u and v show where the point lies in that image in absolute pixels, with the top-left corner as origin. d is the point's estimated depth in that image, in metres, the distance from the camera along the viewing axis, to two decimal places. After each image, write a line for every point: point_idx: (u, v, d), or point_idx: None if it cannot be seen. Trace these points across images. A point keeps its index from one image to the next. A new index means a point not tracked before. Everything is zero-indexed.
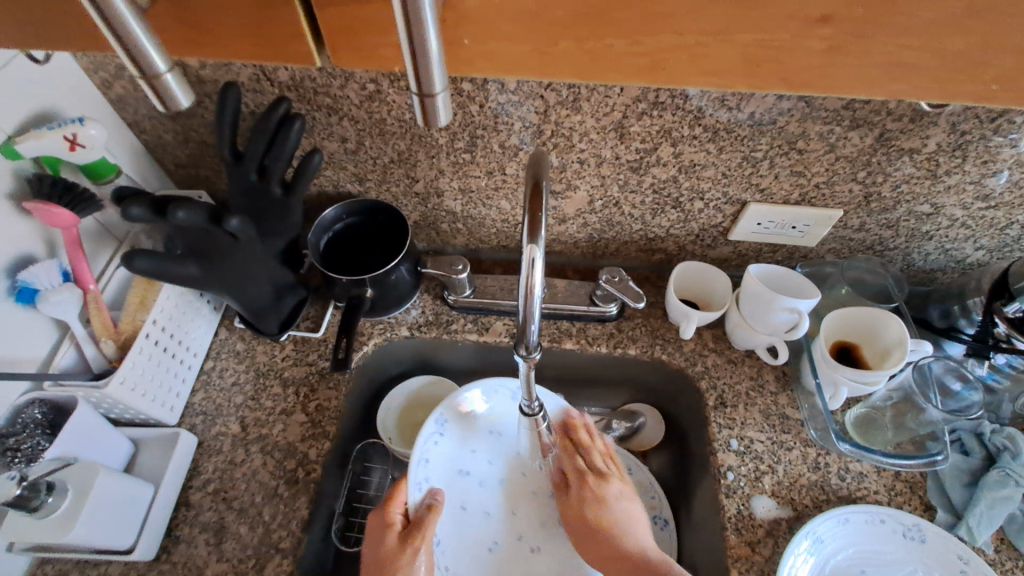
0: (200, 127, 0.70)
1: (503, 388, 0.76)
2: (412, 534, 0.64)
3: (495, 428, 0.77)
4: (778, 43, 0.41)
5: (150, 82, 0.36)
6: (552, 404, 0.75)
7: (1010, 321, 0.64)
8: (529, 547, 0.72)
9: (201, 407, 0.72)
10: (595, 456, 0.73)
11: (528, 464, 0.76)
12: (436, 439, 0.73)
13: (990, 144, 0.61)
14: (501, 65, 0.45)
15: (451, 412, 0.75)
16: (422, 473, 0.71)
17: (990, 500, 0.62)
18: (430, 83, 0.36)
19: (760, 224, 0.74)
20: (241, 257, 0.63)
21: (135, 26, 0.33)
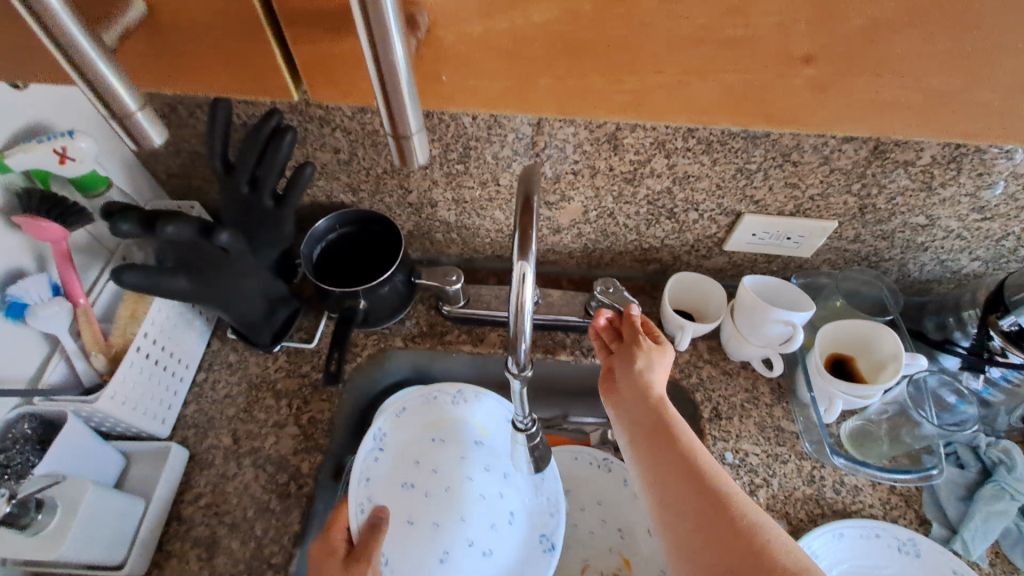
0: (193, 138, 0.70)
1: (443, 395, 0.79)
2: (358, 558, 0.61)
3: (438, 436, 0.78)
4: (757, 81, 0.45)
5: (119, 121, 0.36)
6: (493, 401, 0.79)
7: (1006, 335, 0.64)
8: (482, 553, 0.71)
9: (193, 420, 0.72)
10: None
11: (473, 468, 0.76)
12: (376, 454, 0.73)
13: (985, 157, 0.60)
14: (478, 99, 0.48)
15: (392, 426, 0.76)
16: (363, 491, 0.70)
17: (985, 514, 0.62)
18: (406, 124, 0.37)
19: (755, 235, 0.74)
20: (231, 270, 0.63)
21: (104, 69, 0.33)
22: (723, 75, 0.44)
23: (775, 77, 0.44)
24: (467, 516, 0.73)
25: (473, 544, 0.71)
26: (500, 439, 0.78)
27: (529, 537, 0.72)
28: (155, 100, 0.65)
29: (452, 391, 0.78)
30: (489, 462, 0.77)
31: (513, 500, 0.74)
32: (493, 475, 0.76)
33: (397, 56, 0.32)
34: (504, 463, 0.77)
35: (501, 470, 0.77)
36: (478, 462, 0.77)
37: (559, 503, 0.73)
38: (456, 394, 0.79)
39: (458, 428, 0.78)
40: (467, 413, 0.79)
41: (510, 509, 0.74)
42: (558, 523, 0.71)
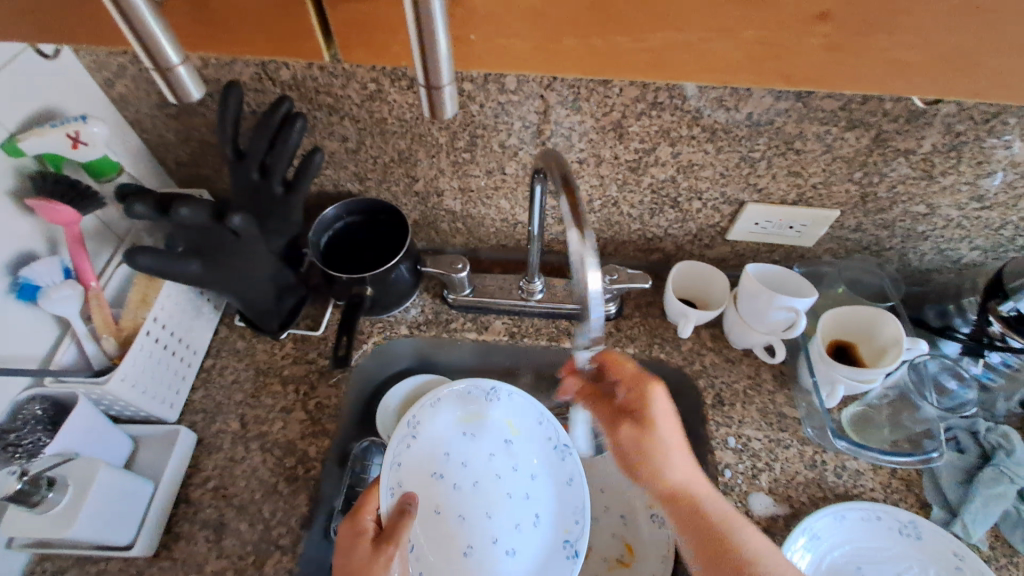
0: (202, 126, 0.71)
1: (475, 390, 0.79)
2: (387, 537, 0.61)
3: (469, 431, 0.79)
4: (777, 40, 0.44)
5: (163, 74, 0.37)
6: (526, 401, 0.78)
7: (1006, 321, 0.64)
8: (505, 550, 0.73)
9: (201, 405, 0.73)
10: (570, 454, 0.76)
11: (502, 467, 0.78)
12: (410, 441, 0.75)
13: (985, 145, 0.62)
14: (510, 62, 0.48)
15: (425, 416, 0.77)
16: (395, 475, 0.73)
17: (985, 496, 0.63)
18: (438, 74, 0.37)
19: (757, 224, 0.75)
20: (241, 254, 0.63)
21: (150, 21, 0.34)
22: (740, 34, 0.44)
23: (796, 34, 0.43)
24: (492, 514, 0.75)
25: (496, 543, 0.73)
26: (528, 441, 0.78)
27: (553, 542, 0.72)
28: None
29: (484, 387, 0.78)
30: (518, 462, 0.78)
31: (539, 503, 0.76)
32: (520, 475, 0.78)
33: (434, 13, 0.33)
34: (531, 464, 0.78)
35: (529, 471, 0.77)
36: (506, 463, 0.78)
37: (584, 511, 0.72)
38: (488, 391, 0.79)
39: (489, 425, 0.79)
40: (497, 412, 0.79)
41: (534, 512, 0.75)
42: (582, 530, 0.71)
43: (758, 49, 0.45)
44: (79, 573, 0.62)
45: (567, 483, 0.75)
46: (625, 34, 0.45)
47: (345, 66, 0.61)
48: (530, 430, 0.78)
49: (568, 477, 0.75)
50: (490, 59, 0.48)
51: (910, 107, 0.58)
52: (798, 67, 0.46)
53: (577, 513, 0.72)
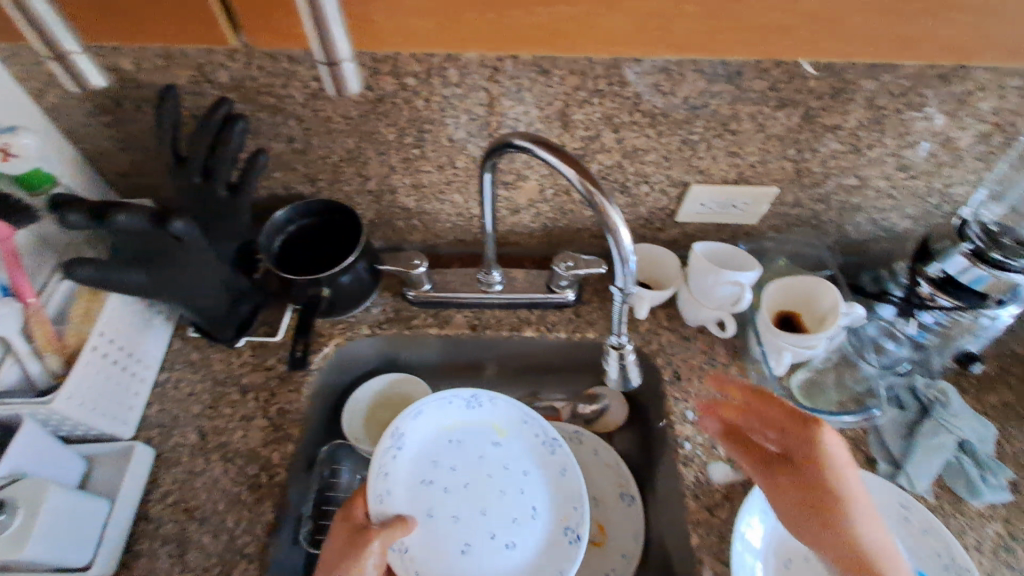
0: (142, 134, 0.69)
1: (457, 398, 0.77)
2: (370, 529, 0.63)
3: (455, 437, 0.77)
4: (575, 19, 0.55)
5: (62, 62, 0.47)
6: (509, 403, 0.78)
7: (934, 282, 0.68)
8: (504, 545, 0.71)
9: (157, 419, 0.71)
10: (561, 447, 0.75)
11: (493, 466, 0.76)
12: (395, 453, 0.73)
13: (905, 118, 0.66)
14: (406, 37, 0.57)
15: (408, 428, 0.75)
16: (382, 487, 0.71)
17: (924, 449, 0.67)
18: (336, 49, 0.42)
19: (703, 204, 0.77)
20: (188, 261, 0.62)
21: (41, 13, 0.44)
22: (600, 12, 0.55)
23: (584, 15, 0.54)
24: (488, 512, 0.73)
25: (494, 539, 0.72)
26: (516, 440, 0.77)
27: (553, 531, 0.72)
28: (101, 95, 0.64)
29: (466, 393, 0.77)
30: (508, 461, 0.76)
31: (534, 496, 0.74)
32: (513, 473, 0.76)
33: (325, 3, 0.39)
34: (522, 462, 0.76)
35: (520, 468, 0.76)
36: (496, 463, 0.76)
37: (582, 497, 0.72)
38: (470, 397, 0.78)
39: (476, 428, 0.78)
40: (481, 416, 0.78)
41: (531, 504, 0.74)
42: (582, 516, 0.70)
43: (557, 28, 0.56)
44: None
45: (560, 474, 0.75)
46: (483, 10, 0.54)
47: (285, 65, 0.61)
48: (518, 430, 0.77)
49: (561, 468, 0.75)
50: (390, 37, 0.57)
51: (833, 84, 0.62)
52: (579, 43, 0.57)
53: (575, 501, 0.72)
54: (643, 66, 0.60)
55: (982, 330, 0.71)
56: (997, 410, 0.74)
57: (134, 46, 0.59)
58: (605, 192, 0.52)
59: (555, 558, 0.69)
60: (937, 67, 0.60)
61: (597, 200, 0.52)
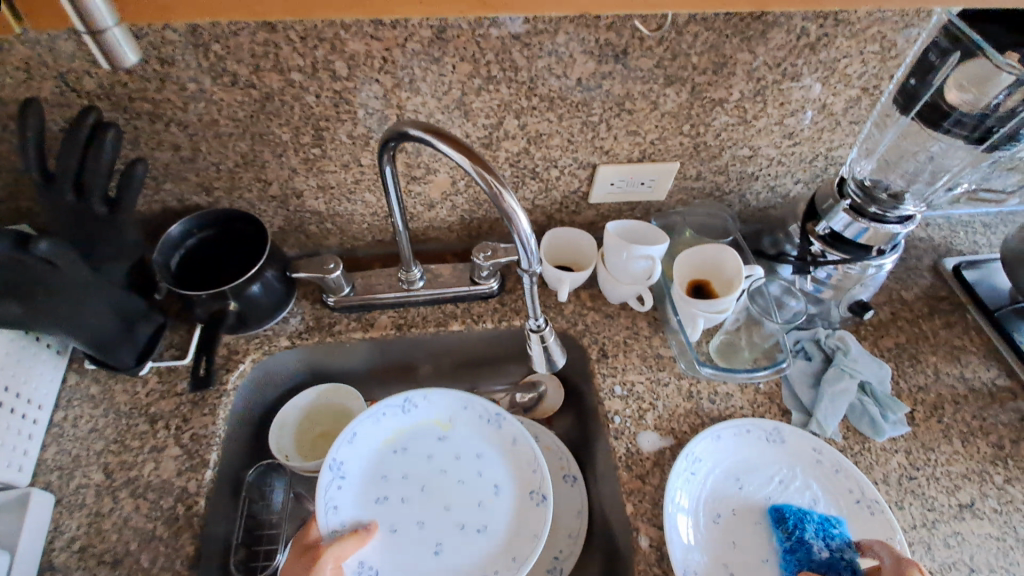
0: (3, 152, 0.63)
1: (391, 408, 0.73)
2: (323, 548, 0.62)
3: (398, 446, 0.73)
4: None
5: None
6: (443, 395, 0.74)
7: (824, 239, 0.74)
8: (476, 531, 0.68)
9: (56, 462, 0.65)
10: (505, 420, 0.73)
11: (444, 461, 0.73)
12: (340, 482, 0.68)
13: (782, 88, 0.70)
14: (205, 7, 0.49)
15: (347, 453, 0.70)
16: (335, 519, 0.66)
17: (830, 394, 0.72)
18: (95, 18, 0.40)
19: (613, 184, 0.79)
20: (68, 287, 0.57)
21: None
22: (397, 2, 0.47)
23: None
24: (453, 508, 0.70)
25: (467, 532, 0.68)
26: (461, 428, 0.74)
27: (519, 499, 0.69)
28: None
29: (398, 400, 0.73)
30: (459, 451, 0.73)
31: (493, 474, 0.71)
32: (466, 460, 0.73)
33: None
34: (474, 446, 0.73)
35: (473, 452, 0.73)
36: (449, 454, 0.73)
37: (538, 460, 0.70)
38: (404, 401, 0.74)
39: (420, 428, 0.74)
40: (419, 416, 0.74)
41: (493, 483, 0.71)
42: (543, 478, 0.69)
43: None
44: None
45: (512, 445, 0.72)
46: None
47: (157, 68, 0.57)
48: (461, 417, 0.74)
49: (511, 438, 0.72)
50: None
51: (713, 59, 0.65)
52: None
53: (533, 467, 0.70)
54: (533, 49, 0.61)
55: (871, 280, 0.77)
56: (891, 352, 0.80)
57: None
58: (503, 181, 0.51)
59: (528, 526, 0.67)
60: (803, 38, 0.65)
61: (494, 187, 0.51)
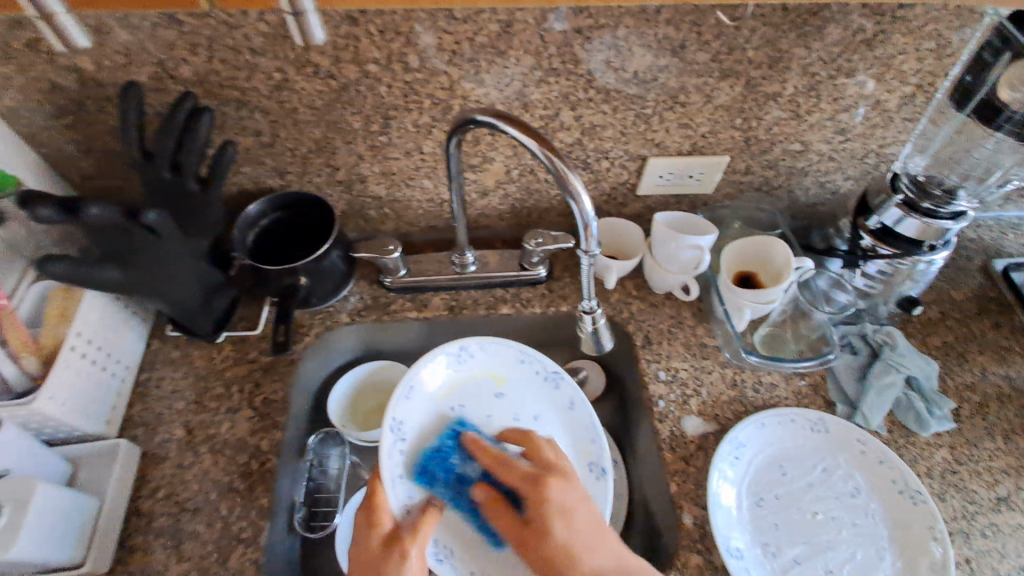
0: (105, 134, 0.69)
1: (444, 358, 0.73)
2: (400, 538, 0.59)
3: (455, 403, 0.73)
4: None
5: (48, 23, 0.47)
6: (498, 347, 0.74)
7: (875, 234, 0.74)
8: None
9: (142, 418, 0.71)
10: (563, 380, 0.74)
11: (503, 421, 0.74)
12: (401, 447, 0.67)
13: (837, 83, 0.71)
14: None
15: (405, 413, 0.68)
16: (405, 487, 0.65)
17: (877, 389, 0.72)
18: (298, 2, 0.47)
19: (662, 176, 0.81)
20: (162, 255, 0.63)
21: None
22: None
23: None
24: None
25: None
26: (518, 384, 0.76)
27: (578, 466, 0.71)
28: (60, 96, 0.64)
29: (454, 350, 0.73)
30: (516, 411, 0.75)
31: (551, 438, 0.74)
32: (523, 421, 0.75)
33: None
34: (530, 405, 0.75)
35: (529, 413, 0.75)
36: (505, 415, 0.74)
37: (596, 427, 0.72)
38: (461, 352, 0.74)
39: (474, 388, 0.75)
40: (475, 368, 0.75)
41: None
42: (602, 448, 0.70)
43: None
44: None
45: (568, 408, 0.74)
46: None
47: (248, 58, 0.62)
48: (516, 371, 0.75)
49: (568, 402, 0.74)
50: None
51: (769, 54, 0.67)
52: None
53: (591, 434, 0.72)
54: (594, 43, 0.64)
55: (920, 276, 0.77)
56: (938, 350, 0.80)
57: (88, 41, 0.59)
58: (567, 162, 0.55)
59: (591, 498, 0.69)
60: (860, 34, 0.66)
61: (560, 170, 0.55)
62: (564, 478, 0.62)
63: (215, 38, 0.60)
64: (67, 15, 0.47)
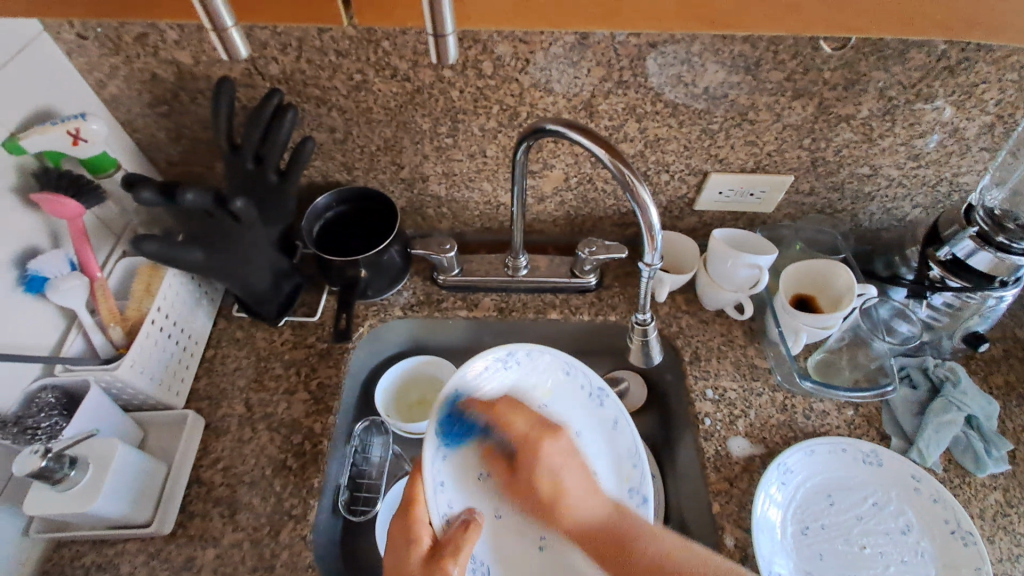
0: (194, 124, 0.74)
1: (493, 364, 0.69)
2: (439, 556, 0.57)
3: None
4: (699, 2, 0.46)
5: (217, 34, 0.42)
6: (550, 355, 0.72)
7: (943, 264, 0.72)
8: None
9: (206, 392, 0.76)
10: (608, 398, 0.72)
11: None
12: (444, 453, 0.64)
13: (915, 109, 0.69)
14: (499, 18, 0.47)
15: (451, 417, 0.66)
16: (443, 499, 0.62)
17: (936, 425, 0.70)
18: (441, 23, 0.41)
19: (721, 193, 0.81)
20: (241, 240, 0.67)
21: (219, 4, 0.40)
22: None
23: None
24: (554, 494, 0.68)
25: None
26: (563, 398, 0.73)
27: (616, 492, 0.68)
28: (159, 86, 0.69)
29: (502, 356, 0.70)
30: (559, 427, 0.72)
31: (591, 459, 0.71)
32: None
33: None
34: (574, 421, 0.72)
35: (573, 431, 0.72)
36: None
37: (640, 453, 0.69)
38: (509, 358, 0.70)
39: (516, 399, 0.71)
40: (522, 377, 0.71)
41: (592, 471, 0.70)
42: (644, 475, 0.67)
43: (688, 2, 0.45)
44: (97, 556, 0.64)
45: (612, 428, 0.71)
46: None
47: (332, 59, 0.65)
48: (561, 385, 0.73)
49: (613, 421, 0.71)
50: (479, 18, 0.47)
51: (846, 75, 0.65)
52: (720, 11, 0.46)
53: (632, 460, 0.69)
54: (667, 58, 0.64)
55: (989, 311, 0.74)
56: (1001, 390, 0.77)
57: (190, 37, 0.63)
58: (637, 173, 0.56)
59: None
60: (943, 60, 0.64)
61: (630, 182, 0.56)
62: (554, 435, 0.63)
63: (304, 39, 0.63)
64: (237, 29, 0.41)
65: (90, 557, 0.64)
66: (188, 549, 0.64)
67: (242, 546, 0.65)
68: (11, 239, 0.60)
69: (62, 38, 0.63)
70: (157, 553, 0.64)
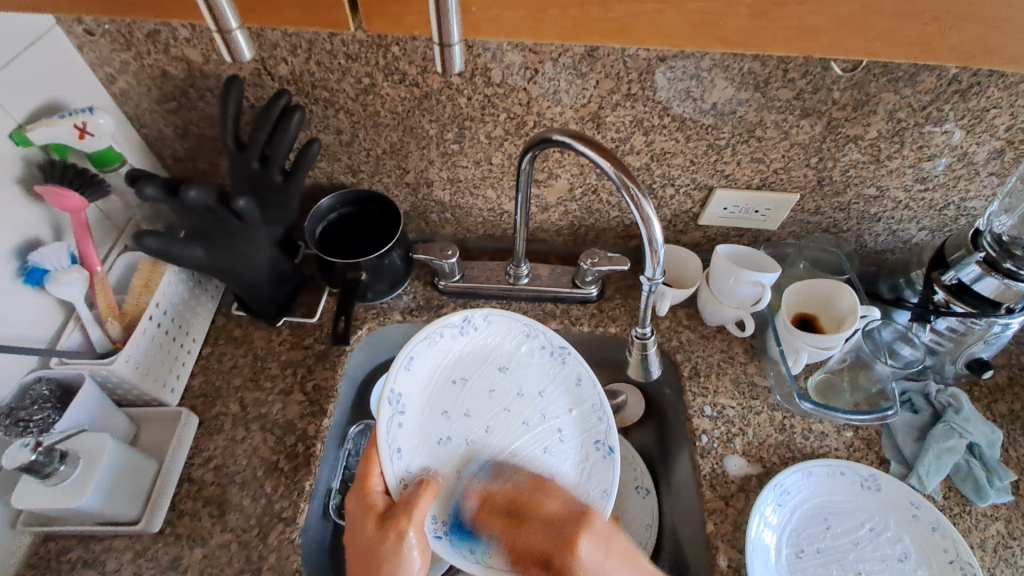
0: (201, 121, 0.74)
1: (448, 328, 0.73)
2: (395, 517, 0.59)
3: (457, 377, 0.74)
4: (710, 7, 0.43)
5: (222, 34, 0.41)
6: (504, 318, 0.75)
7: (949, 289, 0.72)
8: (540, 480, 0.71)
9: (201, 389, 0.75)
10: (569, 355, 0.75)
11: (507, 399, 0.75)
12: (399, 420, 0.68)
13: (924, 132, 0.69)
14: (504, 30, 0.46)
15: (405, 384, 0.69)
16: (398, 464, 0.66)
17: (937, 451, 0.69)
18: (447, 32, 0.40)
19: (726, 209, 0.80)
20: (243, 240, 0.67)
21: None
22: (685, 5, 0.43)
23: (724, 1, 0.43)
24: (517, 448, 0.73)
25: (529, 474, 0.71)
26: (524, 359, 0.76)
27: (583, 447, 0.72)
28: (167, 83, 0.69)
29: (458, 321, 0.73)
30: (522, 386, 0.75)
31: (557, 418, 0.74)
32: (528, 397, 0.75)
33: None
34: (537, 382, 0.75)
35: (535, 391, 0.75)
36: (509, 389, 0.75)
37: (603, 406, 0.72)
38: (462, 323, 0.74)
39: (477, 364, 0.76)
40: (476, 340, 0.76)
41: (557, 426, 0.74)
42: (609, 427, 0.71)
43: (701, 20, 0.44)
44: (84, 551, 0.63)
45: (576, 383, 0.74)
46: (595, 6, 0.44)
47: (341, 62, 0.65)
48: (522, 346, 0.76)
49: (574, 379, 0.74)
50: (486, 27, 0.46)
51: (855, 97, 0.65)
52: (732, 31, 0.45)
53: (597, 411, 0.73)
54: (675, 72, 0.64)
55: (994, 338, 0.73)
56: (1004, 418, 0.76)
57: (199, 35, 0.63)
58: (642, 187, 0.55)
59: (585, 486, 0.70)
60: (954, 84, 0.63)
61: (635, 196, 0.55)
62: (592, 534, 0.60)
63: (314, 41, 0.63)
64: (241, 30, 0.41)
65: (77, 553, 0.63)
66: (176, 549, 0.64)
67: (230, 547, 0.64)
68: (13, 230, 0.60)
69: (74, 33, 0.64)
70: (144, 551, 0.64)
